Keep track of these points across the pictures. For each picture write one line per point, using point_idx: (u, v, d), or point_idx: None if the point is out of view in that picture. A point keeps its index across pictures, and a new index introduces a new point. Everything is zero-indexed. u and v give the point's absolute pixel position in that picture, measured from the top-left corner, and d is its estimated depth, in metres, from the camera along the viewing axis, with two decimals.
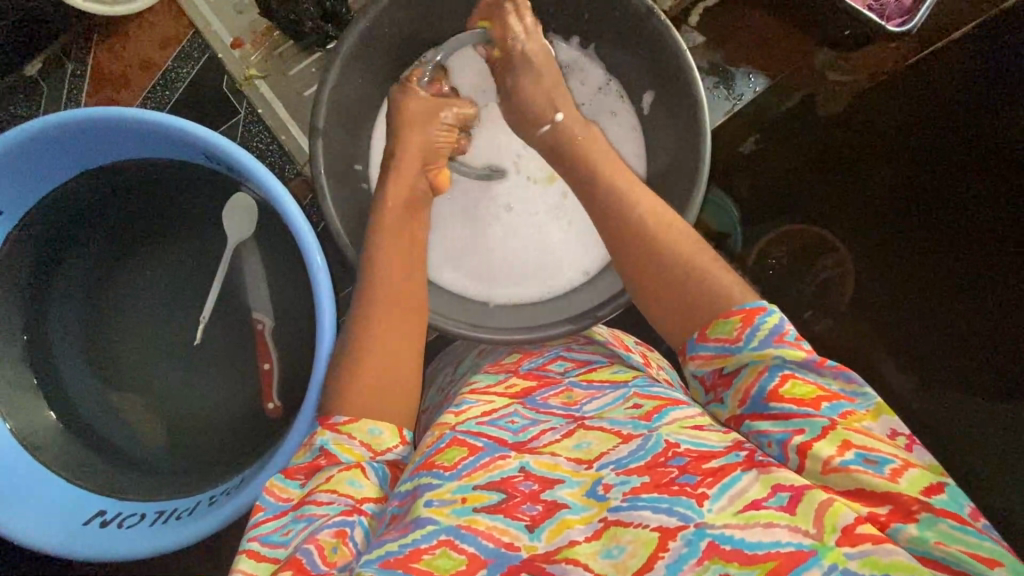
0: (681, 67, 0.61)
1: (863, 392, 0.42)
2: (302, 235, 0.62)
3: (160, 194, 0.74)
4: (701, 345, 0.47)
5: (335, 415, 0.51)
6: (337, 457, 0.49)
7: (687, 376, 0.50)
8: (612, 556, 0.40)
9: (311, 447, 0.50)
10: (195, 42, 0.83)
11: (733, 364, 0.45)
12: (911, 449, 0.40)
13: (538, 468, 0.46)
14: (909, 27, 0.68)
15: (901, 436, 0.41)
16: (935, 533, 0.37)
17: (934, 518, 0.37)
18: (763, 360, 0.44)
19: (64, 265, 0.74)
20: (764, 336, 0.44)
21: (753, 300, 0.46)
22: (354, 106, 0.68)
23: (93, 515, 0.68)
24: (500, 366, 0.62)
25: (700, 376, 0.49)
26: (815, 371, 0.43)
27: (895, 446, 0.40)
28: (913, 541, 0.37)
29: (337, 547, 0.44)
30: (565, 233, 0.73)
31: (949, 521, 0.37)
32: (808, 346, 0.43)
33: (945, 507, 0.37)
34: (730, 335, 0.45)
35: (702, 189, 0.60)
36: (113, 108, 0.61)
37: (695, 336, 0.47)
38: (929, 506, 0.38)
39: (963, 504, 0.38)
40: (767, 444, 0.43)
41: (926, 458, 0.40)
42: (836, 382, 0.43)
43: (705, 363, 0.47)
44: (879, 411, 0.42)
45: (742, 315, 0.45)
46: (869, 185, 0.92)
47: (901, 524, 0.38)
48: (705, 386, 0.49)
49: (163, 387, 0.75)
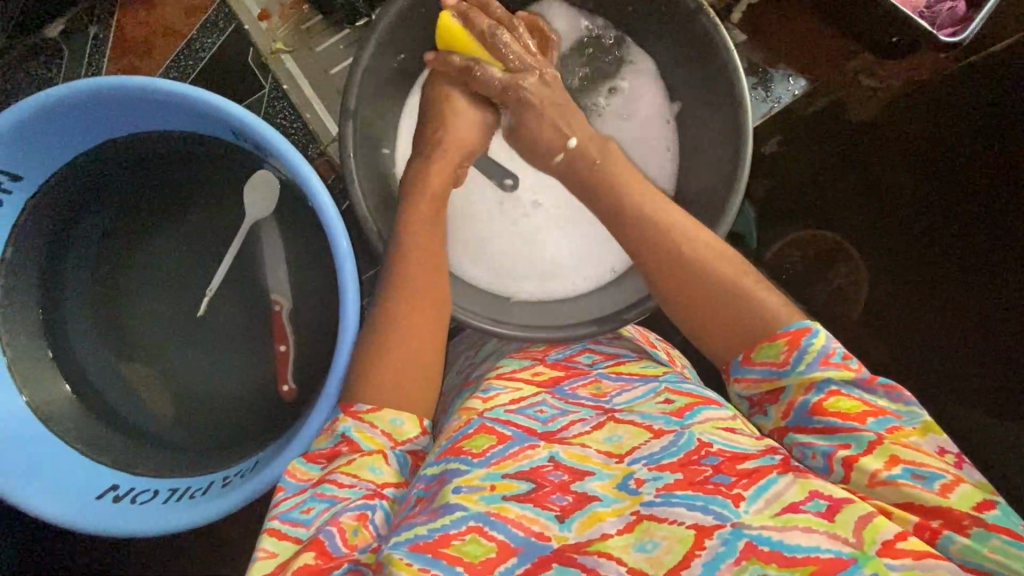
0: (729, 68, 0.61)
1: (910, 410, 0.44)
2: (328, 217, 0.60)
3: (185, 166, 0.73)
4: (747, 368, 0.48)
5: (357, 403, 0.51)
6: (358, 445, 0.49)
7: (732, 394, 0.51)
8: (645, 550, 0.40)
9: (333, 434, 0.51)
10: (221, 11, 0.81)
11: (778, 386, 0.47)
12: (960, 466, 0.41)
13: (568, 458, 0.47)
14: (961, 38, 0.68)
15: (949, 454, 0.42)
16: (989, 547, 0.37)
17: (987, 533, 0.38)
18: (811, 379, 0.45)
19: (83, 235, 0.73)
20: (812, 359, 0.45)
21: (797, 321, 0.47)
22: (388, 90, 0.67)
23: (106, 489, 0.67)
24: (527, 355, 0.63)
25: (746, 397, 0.49)
26: (864, 389, 0.45)
27: (944, 461, 0.41)
28: (964, 552, 0.38)
29: (358, 529, 0.45)
30: (594, 231, 0.73)
31: (1003, 536, 0.37)
32: (856, 365, 0.45)
33: (998, 523, 0.38)
34: (778, 359, 0.46)
35: (741, 195, 0.60)
36: (146, 80, 0.60)
37: (739, 358, 0.49)
38: (981, 521, 0.38)
39: (1017, 523, 0.38)
40: (811, 456, 0.44)
41: (976, 477, 0.41)
42: (885, 399, 0.44)
43: (750, 386, 0.48)
44: (926, 428, 0.43)
45: (788, 337, 0.46)
46: (889, 191, 0.92)
47: (953, 533, 0.38)
48: (750, 402, 0.50)
49: (179, 363, 0.75)
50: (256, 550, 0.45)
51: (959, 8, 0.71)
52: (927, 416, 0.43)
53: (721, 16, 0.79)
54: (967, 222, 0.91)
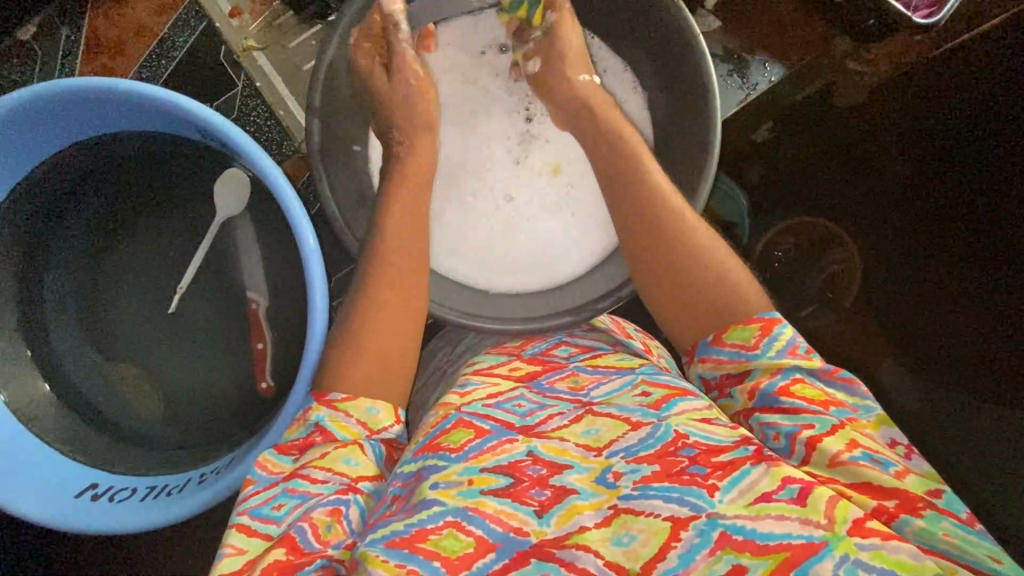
0: (695, 49, 0.60)
1: (865, 405, 0.44)
2: (295, 216, 0.60)
3: (155, 166, 0.72)
4: (717, 348, 0.49)
5: (331, 392, 0.51)
6: (331, 434, 0.49)
7: (692, 376, 0.52)
8: (622, 544, 0.40)
9: (306, 423, 0.50)
10: (192, 9, 0.80)
11: (745, 368, 0.47)
12: (909, 458, 0.42)
13: (547, 452, 0.47)
14: (934, 21, 0.68)
15: (900, 445, 0.42)
16: (941, 528, 0.38)
17: (939, 515, 0.38)
18: (779, 364, 0.45)
19: (57, 238, 0.72)
20: (781, 347, 0.46)
21: (769, 312, 0.48)
22: (356, 86, 0.67)
23: (84, 488, 0.66)
24: (502, 349, 0.62)
25: (706, 378, 0.50)
26: (823, 380, 0.45)
27: (895, 453, 0.42)
28: (920, 533, 0.38)
29: (332, 525, 0.44)
30: (571, 226, 0.73)
31: (953, 519, 0.38)
32: (820, 359, 0.46)
33: (946, 507, 0.39)
34: (747, 342, 0.47)
35: (708, 184, 0.60)
36: (104, 81, 0.58)
37: (711, 338, 0.49)
38: (933, 505, 0.39)
39: (960, 508, 0.39)
40: (775, 437, 0.44)
41: (924, 466, 0.41)
42: (842, 391, 0.45)
43: (715, 367, 0.49)
44: (879, 421, 0.43)
45: (761, 324, 0.47)
46: (873, 179, 0.92)
47: (908, 517, 0.38)
48: (710, 387, 0.51)
49: (159, 364, 0.74)
50: (224, 546, 0.44)
51: None
52: (881, 411, 0.44)
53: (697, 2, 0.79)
54: (960, 206, 0.91)
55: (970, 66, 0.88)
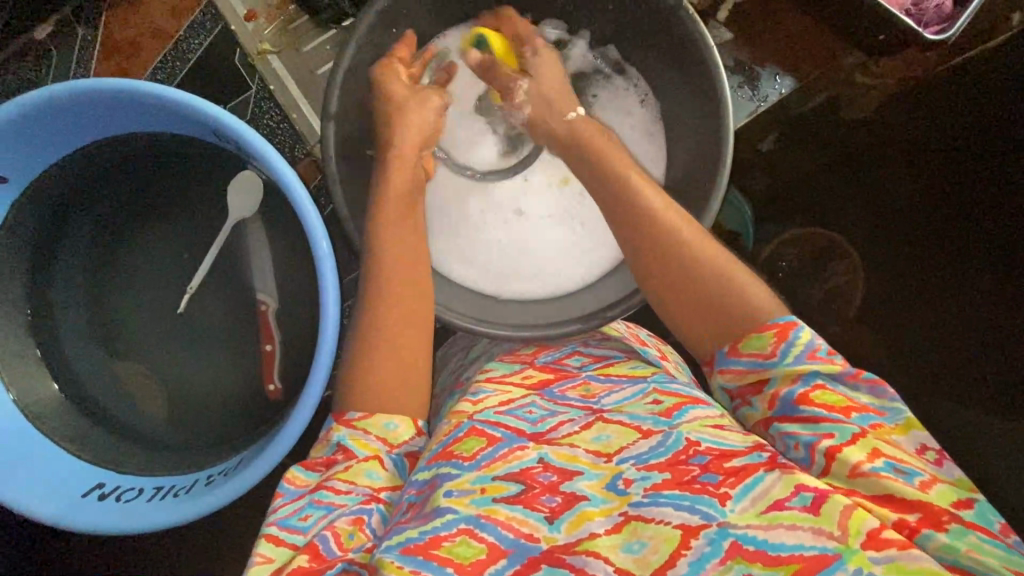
0: (710, 62, 0.60)
1: (893, 407, 0.44)
2: (308, 219, 0.60)
3: (169, 167, 0.72)
4: (733, 359, 0.48)
5: (348, 411, 0.51)
6: (352, 452, 0.49)
7: (713, 388, 0.51)
8: (633, 551, 0.40)
9: (328, 442, 0.50)
10: (208, 12, 0.81)
11: (764, 377, 0.47)
12: (940, 464, 0.41)
13: (557, 459, 0.47)
14: (948, 36, 0.68)
15: (930, 451, 0.42)
16: (966, 544, 0.37)
17: (965, 529, 0.38)
18: (799, 371, 0.45)
19: (70, 237, 0.72)
20: (799, 352, 0.45)
21: (784, 315, 0.48)
22: (371, 92, 0.67)
23: (91, 488, 0.66)
24: (516, 357, 0.62)
25: (727, 388, 0.50)
26: (847, 384, 0.45)
27: (923, 460, 0.42)
28: (942, 551, 0.37)
29: (354, 533, 0.45)
30: (579, 236, 0.74)
31: (979, 534, 0.38)
32: (841, 361, 0.45)
33: (975, 521, 0.38)
34: (764, 349, 0.46)
35: (720, 196, 0.60)
36: (122, 82, 0.59)
37: (727, 349, 0.49)
38: (959, 518, 0.38)
39: (993, 521, 0.39)
40: (795, 447, 0.44)
41: (955, 473, 0.41)
42: (866, 394, 0.44)
43: (735, 378, 0.48)
44: (907, 425, 0.43)
45: (776, 329, 0.46)
46: (880, 193, 0.93)
47: (931, 532, 0.38)
48: (730, 395, 0.50)
49: (168, 363, 0.74)
50: (254, 555, 0.45)
51: (944, 6, 0.72)
52: (910, 414, 0.44)
53: (709, 14, 0.80)
54: (969, 219, 0.92)
55: (981, 79, 0.89)
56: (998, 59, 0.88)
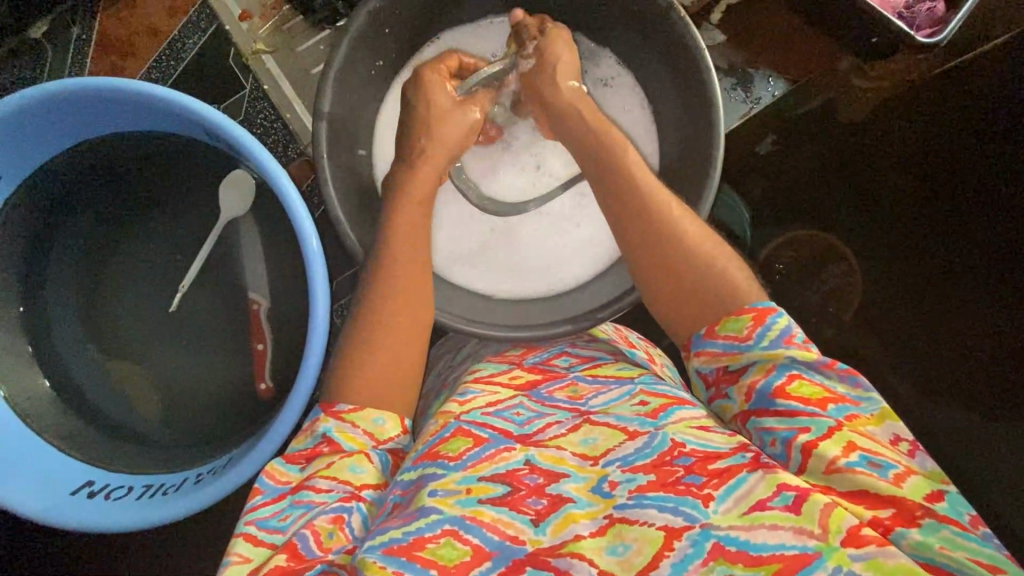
0: (700, 65, 0.60)
1: (868, 397, 0.44)
2: (299, 218, 0.60)
3: (162, 167, 0.73)
4: (710, 341, 0.49)
5: (337, 403, 0.51)
6: (339, 445, 0.49)
7: (690, 372, 0.52)
8: (617, 553, 0.40)
9: (313, 433, 0.50)
10: (203, 13, 0.81)
11: (739, 361, 0.47)
12: (913, 455, 0.42)
13: (544, 461, 0.47)
14: (938, 39, 0.68)
15: (903, 443, 0.42)
16: (940, 539, 0.38)
17: (938, 524, 0.38)
18: (773, 358, 0.45)
19: (63, 236, 0.72)
20: (775, 337, 0.46)
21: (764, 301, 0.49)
22: (363, 93, 0.68)
23: (81, 485, 0.66)
24: (504, 358, 0.63)
25: (702, 372, 0.50)
26: (822, 373, 0.45)
27: (897, 451, 0.42)
28: (914, 547, 0.38)
29: (333, 532, 0.44)
30: (571, 235, 0.74)
31: (953, 528, 0.38)
32: (816, 349, 0.46)
33: (946, 514, 0.39)
34: (741, 333, 0.47)
35: (711, 197, 0.60)
36: (113, 80, 0.59)
37: (704, 332, 0.49)
38: (932, 512, 0.39)
39: (963, 512, 0.39)
40: (771, 443, 0.44)
41: (928, 465, 0.41)
42: (842, 385, 0.45)
43: (710, 360, 0.49)
44: (882, 416, 0.43)
45: (753, 314, 0.47)
46: (873, 195, 0.93)
47: (904, 529, 0.39)
48: (706, 382, 0.51)
49: (160, 362, 0.74)
50: (230, 556, 0.45)
51: (936, 10, 0.72)
52: (884, 405, 0.44)
53: (701, 17, 0.80)
54: (963, 222, 0.92)
55: (973, 84, 0.89)
56: (989, 65, 0.89)
